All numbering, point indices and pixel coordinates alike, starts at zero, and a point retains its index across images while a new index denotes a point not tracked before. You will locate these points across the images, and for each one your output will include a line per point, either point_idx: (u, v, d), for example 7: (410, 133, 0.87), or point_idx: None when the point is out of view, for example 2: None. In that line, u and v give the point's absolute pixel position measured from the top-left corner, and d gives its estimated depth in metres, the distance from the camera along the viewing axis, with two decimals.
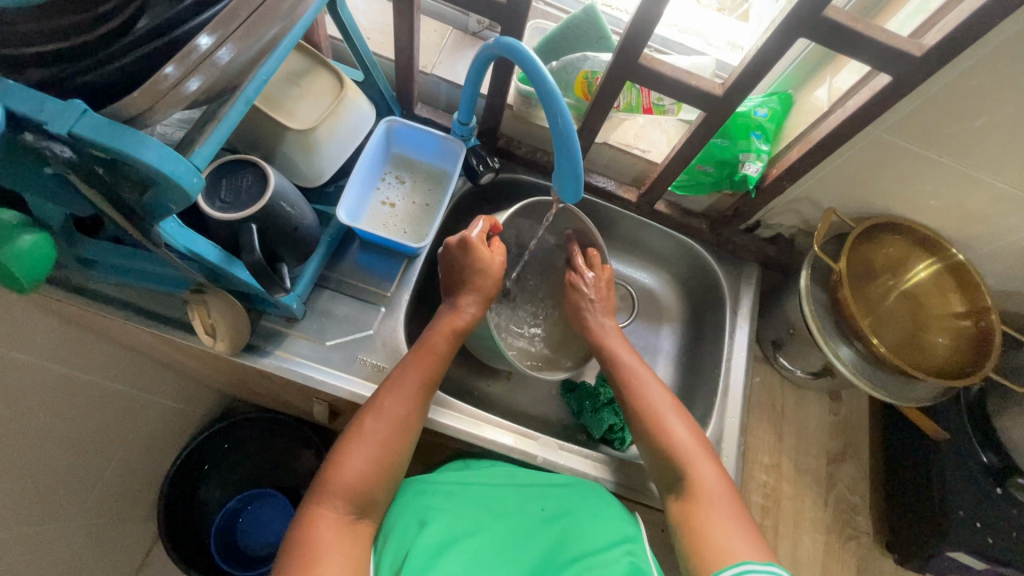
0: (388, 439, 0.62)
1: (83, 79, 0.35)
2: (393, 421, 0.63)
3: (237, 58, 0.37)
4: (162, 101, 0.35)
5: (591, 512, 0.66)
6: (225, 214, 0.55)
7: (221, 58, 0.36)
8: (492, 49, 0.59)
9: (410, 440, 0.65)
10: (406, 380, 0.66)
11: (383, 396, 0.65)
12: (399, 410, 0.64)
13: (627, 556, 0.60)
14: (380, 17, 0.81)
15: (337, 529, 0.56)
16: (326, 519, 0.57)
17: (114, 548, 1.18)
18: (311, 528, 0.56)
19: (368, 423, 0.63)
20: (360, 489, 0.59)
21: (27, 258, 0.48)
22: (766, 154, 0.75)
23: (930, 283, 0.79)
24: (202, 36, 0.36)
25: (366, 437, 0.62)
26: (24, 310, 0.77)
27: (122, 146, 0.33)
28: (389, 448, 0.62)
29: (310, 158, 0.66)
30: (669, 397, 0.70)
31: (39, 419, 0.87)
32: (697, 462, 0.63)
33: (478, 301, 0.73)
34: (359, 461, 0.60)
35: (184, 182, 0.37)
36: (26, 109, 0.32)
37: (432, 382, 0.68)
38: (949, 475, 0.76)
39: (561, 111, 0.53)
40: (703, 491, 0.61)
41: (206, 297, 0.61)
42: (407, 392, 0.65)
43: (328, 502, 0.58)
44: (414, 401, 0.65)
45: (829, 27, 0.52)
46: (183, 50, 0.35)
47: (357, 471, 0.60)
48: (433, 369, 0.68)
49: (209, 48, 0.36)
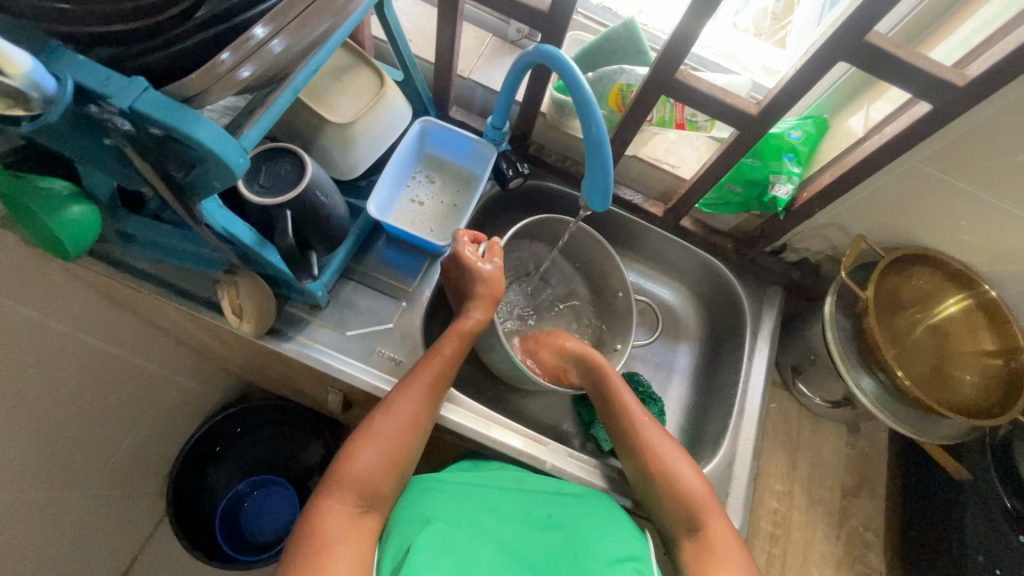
0: (397, 436, 0.63)
1: (143, 60, 0.37)
2: (402, 419, 0.64)
3: (289, 49, 0.39)
4: (217, 83, 0.37)
5: (599, 525, 0.65)
6: (263, 198, 0.57)
7: (273, 48, 0.38)
8: (531, 57, 0.61)
9: (419, 439, 0.66)
10: (416, 379, 0.67)
11: (393, 395, 0.66)
12: (409, 409, 0.65)
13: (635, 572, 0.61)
14: (423, 21, 0.83)
15: (343, 521, 0.57)
16: (334, 511, 0.57)
17: (123, 521, 1.21)
18: (319, 520, 0.56)
19: (378, 420, 0.64)
20: (368, 483, 0.60)
21: (76, 229, 0.51)
22: (798, 177, 0.74)
23: (960, 319, 0.77)
24: (258, 27, 0.38)
25: (374, 434, 0.63)
26: (61, 279, 0.80)
27: (177, 122, 0.35)
28: (398, 445, 0.63)
29: (346, 152, 0.68)
30: (672, 441, 0.69)
31: (64, 386, 0.89)
32: (708, 514, 0.63)
33: (484, 306, 0.72)
34: (367, 456, 0.62)
35: (231, 163, 0.38)
36: (93, 83, 0.34)
37: (441, 384, 0.68)
38: (970, 514, 0.74)
39: (595, 117, 0.54)
40: (715, 540, 0.60)
41: (237, 278, 0.63)
42: (416, 392, 0.66)
43: (337, 494, 0.59)
44: (424, 401, 0.66)
45: (869, 51, 0.52)
46: (240, 39, 0.37)
47: (366, 465, 0.61)
48: (443, 370, 0.69)
49: (263, 38, 0.38)
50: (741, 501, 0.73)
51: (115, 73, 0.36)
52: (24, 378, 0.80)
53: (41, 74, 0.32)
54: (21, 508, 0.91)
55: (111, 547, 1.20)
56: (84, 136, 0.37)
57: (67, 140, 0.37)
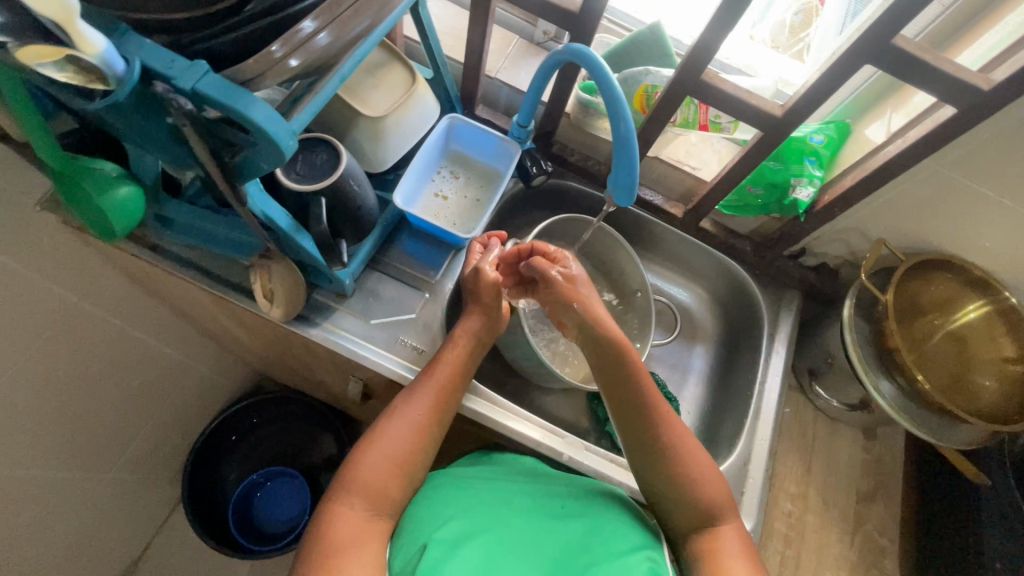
0: (405, 441, 0.63)
1: (198, 46, 0.39)
2: (410, 424, 0.64)
3: (333, 43, 0.41)
4: (270, 69, 0.39)
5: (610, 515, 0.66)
6: (299, 184, 0.59)
7: (319, 41, 0.40)
8: (560, 55, 0.63)
9: (428, 444, 0.66)
10: (424, 385, 0.67)
11: (401, 401, 0.66)
12: (417, 415, 0.65)
13: (649, 561, 0.58)
14: (453, 22, 0.85)
15: (353, 526, 0.57)
16: (345, 515, 0.58)
17: (140, 504, 1.23)
18: (329, 526, 0.57)
19: (386, 425, 0.64)
20: (378, 487, 0.60)
21: (125, 209, 0.54)
22: (819, 180, 0.75)
23: (980, 325, 0.77)
24: (306, 22, 0.40)
25: (380, 439, 0.63)
26: (98, 263, 0.82)
27: (235, 104, 0.37)
28: (406, 450, 0.63)
29: (377, 145, 0.70)
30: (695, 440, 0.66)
31: (92, 367, 0.92)
32: (727, 513, 0.62)
33: (479, 316, 0.72)
34: (376, 462, 0.61)
35: (282, 145, 0.40)
36: (160, 65, 0.36)
37: (448, 389, 0.68)
38: (986, 514, 0.76)
39: (624, 116, 0.56)
40: (728, 540, 0.60)
41: (271, 263, 0.65)
42: (422, 397, 0.66)
43: (347, 499, 0.59)
44: (432, 406, 0.66)
45: (894, 55, 0.53)
46: (289, 32, 0.40)
47: (372, 470, 0.61)
48: (451, 375, 0.68)
49: (311, 31, 0.40)
50: (757, 500, 0.73)
51: (178, 56, 0.38)
52: (56, 357, 0.83)
53: (113, 55, 0.35)
54: (45, 485, 0.93)
55: (127, 530, 1.22)
56: (147, 113, 0.40)
57: (133, 116, 0.40)
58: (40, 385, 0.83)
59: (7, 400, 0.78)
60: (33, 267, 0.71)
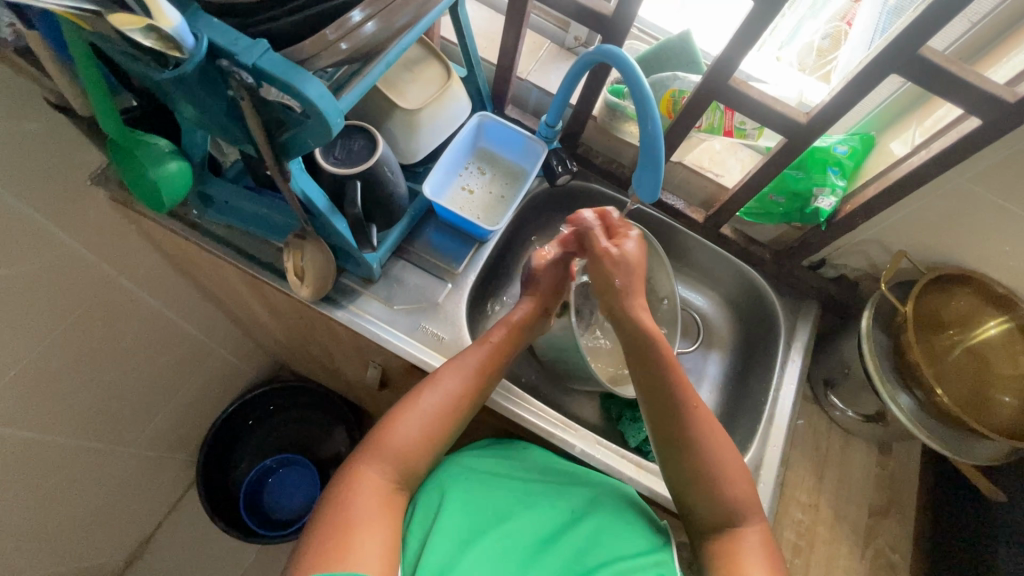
0: (439, 413, 0.65)
1: (259, 27, 0.42)
2: (446, 400, 0.66)
3: (379, 32, 0.43)
4: (325, 50, 0.42)
5: (620, 523, 0.66)
6: (338, 168, 0.63)
7: (366, 30, 0.43)
8: (592, 57, 0.66)
9: (459, 420, 0.67)
10: (463, 363, 0.68)
11: (440, 372, 0.68)
12: (453, 390, 0.66)
13: (655, 566, 0.60)
14: (488, 25, 0.88)
15: (378, 491, 0.59)
16: (371, 478, 0.60)
17: (155, 482, 1.26)
18: (355, 488, 0.58)
19: (423, 396, 0.66)
20: (407, 456, 0.63)
21: (174, 182, 0.58)
22: (841, 190, 0.76)
23: (1000, 341, 0.77)
24: (356, 11, 0.42)
25: (418, 407, 0.65)
26: (137, 241, 0.86)
27: (291, 80, 0.40)
28: (440, 421, 0.65)
29: (410, 137, 0.73)
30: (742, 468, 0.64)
31: (125, 343, 0.96)
32: (751, 514, 0.62)
33: (530, 302, 0.76)
34: (409, 429, 0.64)
35: (330, 121, 0.43)
36: (225, 42, 0.40)
37: (488, 372, 0.70)
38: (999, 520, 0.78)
39: (653, 116, 0.59)
40: (748, 540, 0.61)
41: (304, 243, 0.67)
42: (464, 372, 0.68)
43: (375, 463, 0.61)
44: (469, 383, 0.68)
45: (922, 66, 0.55)
46: (339, 20, 0.42)
47: (405, 437, 0.63)
48: (491, 358, 0.70)
49: (359, 21, 0.42)
50: (766, 503, 0.73)
51: (240, 34, 0.41)
52: (92, 329, 0.86)
53: (183, 31, 0.38)
54: (71, 453, 0.97)
55: (141, 506, 1.25)
56: (209, 89, 0.43)
57: (196, 93, 0.43)
58: (75, 354, 0.86)
59: (45, 366, 0.82)
60: (80, 238, 0.75)
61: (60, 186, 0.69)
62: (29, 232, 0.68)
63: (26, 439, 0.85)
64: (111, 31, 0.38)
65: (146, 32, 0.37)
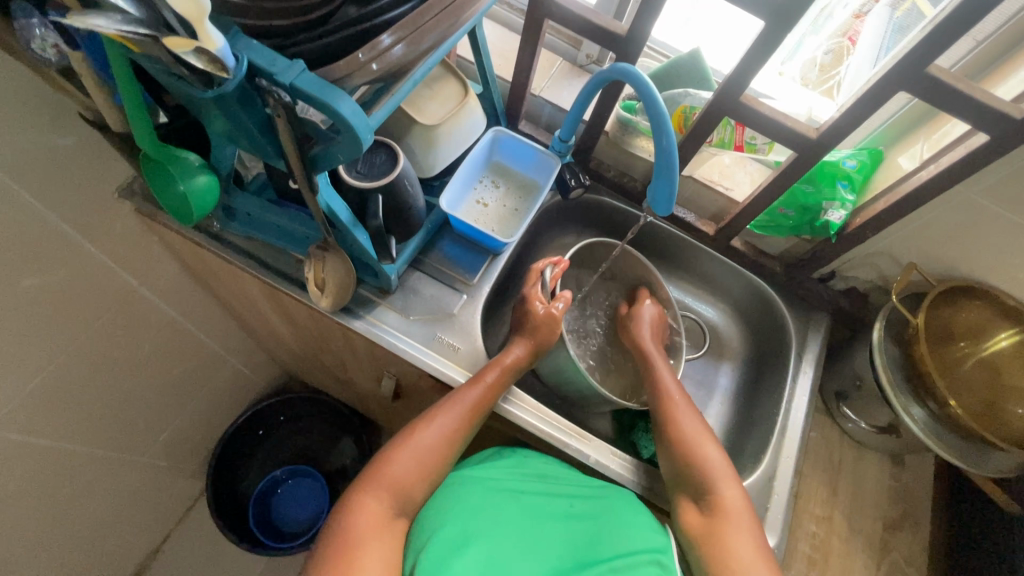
0: (433, 449, 0.67)
1: (294, 49, 0.44)
2: (442, 434, 0.67)
3: (407, 55, 0.45)
4: (357, 71, 0.43)
5: (621, 517, 0.67)
6: (359, 181, 0.65)
7: (395, 52, 0.44)
8: (607, 74, 0.68)
9: (454, 453, 0.69)
10: (458, 401, 0.69)
11: (435, 410, 0.69)
12: (449, 427, 0.67)
13: (656, 564, 0.61)
14: (503, 44, 0.91)
15: (376, 517, 0.59)
16: (369, 506, 0.60)
17: (165, 493, 1.26)
18: (353, 514, 0.59)
19: (420, 431, 0.67)
20: (405, 486, 0.64)
21: (203, 196, 0.60)
22: (851, 204, 0.78)
23: (1012, 354, 0.77)
24: (385, 35, 0.44)
25: (412, 443, 0.66)
26: (159, 253, 0.88)
27: (326, 98, 0.42)
28: (436, 456, 0.67)
29: (428, 151, 0.75)
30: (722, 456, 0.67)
31: (143, 353, 0.97)
32: (722, 481, 0.65)
33: (526, 346, 0.76)
34: (405, 462, 0.65)
35: (361, 137, 0.44)
36: (264, 62, 0.41)
37: (482, 408, 0.70)
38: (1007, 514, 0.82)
39: (667, 132, 0.61)
40: (730, 509, 0.62)
41: (326, 255, 0.69)
42: (458, 409, 0.68)
43: (373, 493, 0.61)
44: (464, 419, 0.68)
45: (931, 83, 0.57)
46: (370, 44, 0.44)
47: (401, 470, 0.64)
48: (485, 396, 0.71)
49: (388, 44, 0.44)
50: (781, 515, 0.73)
51: (278, 54, 0.43)
52: (112, 338, 0.88)
53: (227, 53, 0.40)
54: (86, 461, 0.98)
55: (151, 517, 1.26)
56: (244, 107, 0.45)
57: (233, 110, 0.45)
58: (94, 363, 0.88)
59: (65, 374, 0.83)
60: (104, 248, 0.77)
61: (88, 197, 0.71)
62: (55, 242, 0.69)
63: (43, 446, 0.86)
64: (160, 53, 0.40)
65: (197, 55, 0.39)
